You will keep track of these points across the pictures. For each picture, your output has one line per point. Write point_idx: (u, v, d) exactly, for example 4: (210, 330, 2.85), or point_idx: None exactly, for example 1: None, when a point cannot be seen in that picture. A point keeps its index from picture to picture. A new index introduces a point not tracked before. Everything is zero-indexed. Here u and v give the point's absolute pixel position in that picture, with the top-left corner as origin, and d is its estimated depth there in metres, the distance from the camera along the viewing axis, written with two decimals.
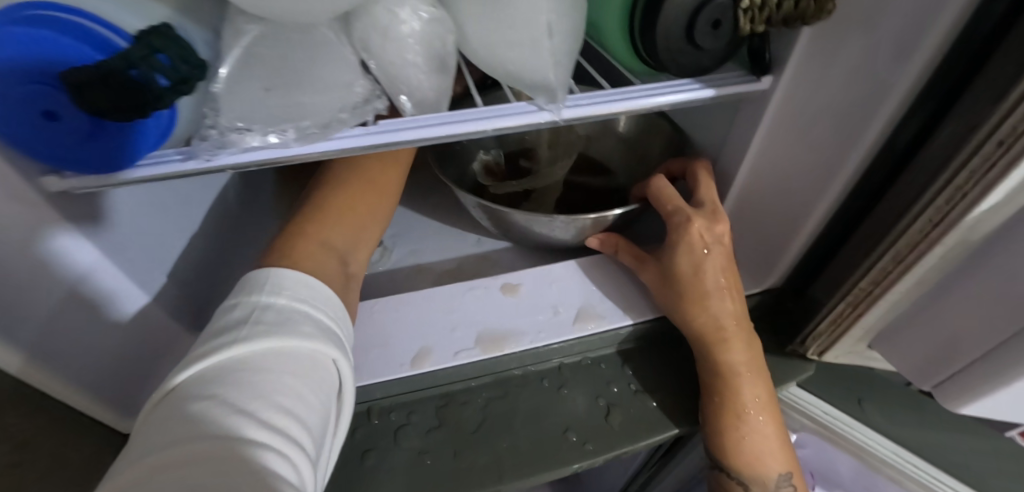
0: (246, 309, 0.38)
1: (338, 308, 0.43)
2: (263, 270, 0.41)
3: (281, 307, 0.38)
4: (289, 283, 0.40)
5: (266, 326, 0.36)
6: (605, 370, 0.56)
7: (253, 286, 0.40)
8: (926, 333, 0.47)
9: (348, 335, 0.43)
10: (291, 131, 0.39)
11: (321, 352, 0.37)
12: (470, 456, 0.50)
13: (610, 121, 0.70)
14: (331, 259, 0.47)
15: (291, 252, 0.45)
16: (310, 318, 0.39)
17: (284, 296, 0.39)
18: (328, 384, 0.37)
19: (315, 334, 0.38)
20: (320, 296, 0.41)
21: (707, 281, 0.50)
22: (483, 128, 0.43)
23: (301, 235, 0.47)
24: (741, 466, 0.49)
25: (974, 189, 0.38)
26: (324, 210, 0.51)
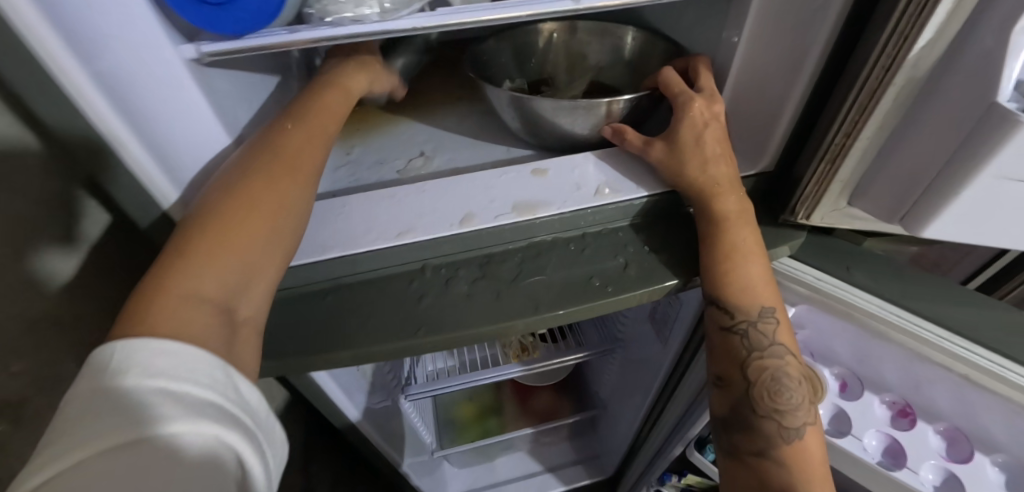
0: (98, 399, 0.39)
1: (216, 367, 0.44)
2: (112, 345, 0.42)
3: (138, 391, 0.40)
4: (145, 357, 0.41)
5: (131, 420, 0.39)
6: (622, 236, 0.66)
7: (107, 367, 0.41)
8: (894, 173, 0.56)
9: (233, 381, 0.45)
10: (375, 9, 0.51)
11: (192, 427, 0.39)
12: (510, 297, 0.61)
13: (619, 50, 0.82)
14: (203, 311, 0.47)
15: (144, 318, 0.44)
16: (171, 395, 0.40)
17: (136, 377, 0.40)
18: (211, 465, 0.39)
19: (181, 417, 0.39)
20: (180, 360, 0.42)
21: (706, 148, 0.61)
22: (522, 12, 0.55)
23: (156, 293, 0.46)
24: (730, 296, 0.58)
25: (913, 31, 0.48)
26: (190, 256, 0.49)
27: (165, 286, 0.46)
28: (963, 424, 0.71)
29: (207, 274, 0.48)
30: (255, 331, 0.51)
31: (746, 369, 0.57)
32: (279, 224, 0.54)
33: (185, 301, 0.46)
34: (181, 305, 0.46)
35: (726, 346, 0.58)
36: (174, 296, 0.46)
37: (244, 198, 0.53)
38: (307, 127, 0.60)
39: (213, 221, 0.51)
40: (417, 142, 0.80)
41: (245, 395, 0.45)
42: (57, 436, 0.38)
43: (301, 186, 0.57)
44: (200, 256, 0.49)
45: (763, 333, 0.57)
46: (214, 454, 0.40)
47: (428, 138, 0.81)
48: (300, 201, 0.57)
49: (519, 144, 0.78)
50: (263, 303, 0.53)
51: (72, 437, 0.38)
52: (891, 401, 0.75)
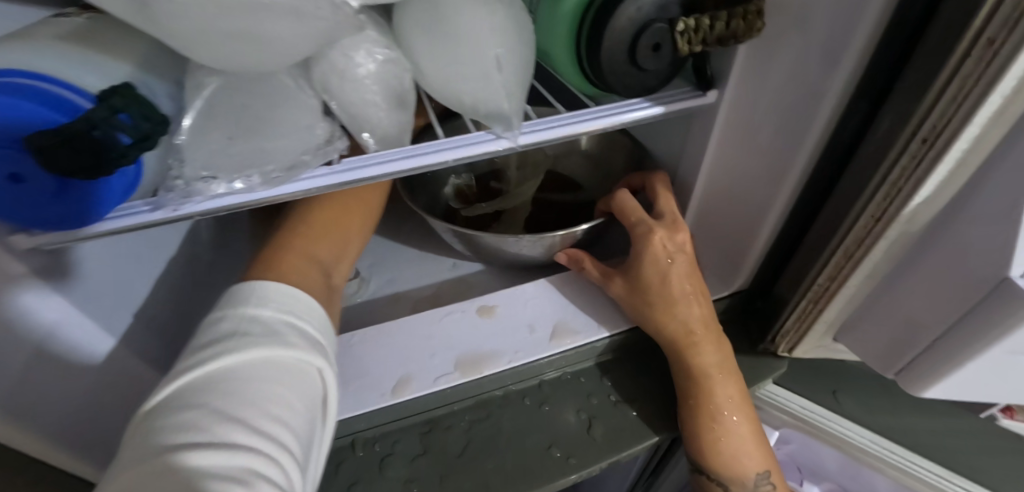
0: (230, 321, 0.38)
1: (323, 319, 0.44)
2: (248, 282, 0.42)
3: (267, 318, 0.39)
4: (273, 294, 0.41)
5: (256, 337, 0.37)
6: (584, 383, 0.57)
7: (240, 298, 0.40)
8: (888, 320, 0.48)
9: (335, 346, 0.44)
10: (256, 177, 0.41)
11: (307, 361, 0.39)
12: (456, 479, 0.51)
13: (574, 139, 0.73)
14: (315, 270, 0.48)
15: (277, 264, 0.46)
16: (295, 328, 0.40)
17: (270, 307, 0.40)
18: (316, 395, 0.38)
19: (301, 344, 0.39)
20: (300, 304, 0.42)
21: (674, 288, 0.53)
22: (444, 159, 0.45)
23: (287, 246, 0.49)
24: (718, 466, 0.50)
25: (908, 184, 0.40)
26: (307, 222, 0.52)
27: (288, 244, 0.49)
28: None
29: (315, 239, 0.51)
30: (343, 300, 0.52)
31: None
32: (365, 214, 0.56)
33: (304, 260, 0.48)
34: (301, 262, 0.48)
35: None
36: (297, 253, 0.48)
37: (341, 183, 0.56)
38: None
39: (321, 199, 0.54)
40: None
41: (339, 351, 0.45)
42: (190, 351, 0.37)
43: (381, 186, 0.59)
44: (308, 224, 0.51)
45: None
46: (317, 388, 0.39)
47: (362, 251, 0.71)
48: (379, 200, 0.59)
49: (466, 258, 0.69)
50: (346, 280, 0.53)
51: (204, 350, 0.36)
52: None
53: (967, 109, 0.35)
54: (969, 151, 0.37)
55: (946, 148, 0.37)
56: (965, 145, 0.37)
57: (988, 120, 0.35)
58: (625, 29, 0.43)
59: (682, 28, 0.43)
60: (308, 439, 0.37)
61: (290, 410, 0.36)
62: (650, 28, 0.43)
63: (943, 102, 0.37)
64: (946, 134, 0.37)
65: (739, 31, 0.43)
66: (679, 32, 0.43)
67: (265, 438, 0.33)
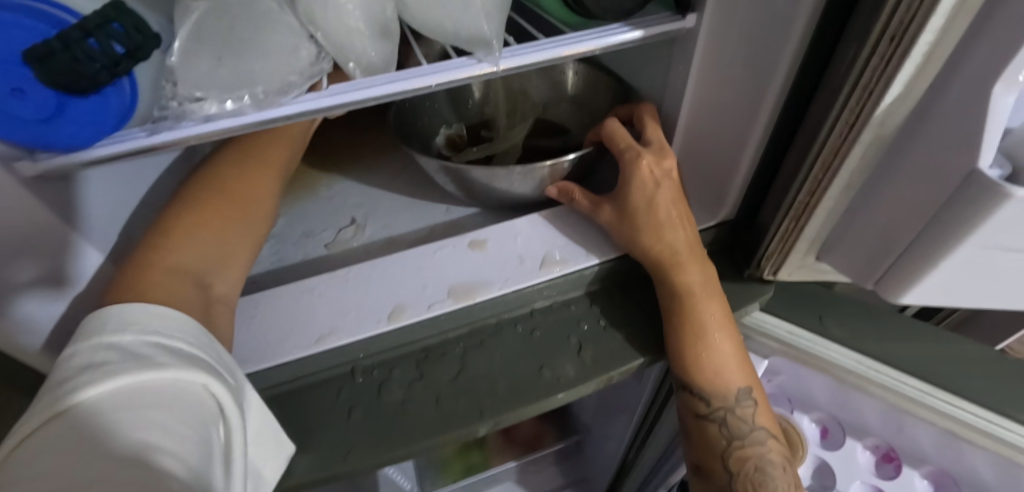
0: (77, 361, 0.34)
1: (201, 334, 0.40)
2: (100, 312, 0.37)
3: (128, 345, 0.35)
4: (134, 317, 0.37)
5: (109, 367, 0.33)
6: (574, 311, 0.59)
7: (93, 330, 0.36)
8: (866, 230, 0.50)
9: (222, 355, 0.41)
10: (246, 98, 0.42)
11: (185, 378, 0.34)
12: (452, 401, 0.53)
13: (561, 85, 0.74)
14: (186, 284, 0.46)
15: (136, 283, 0.43)
16: (163, 349, 0.36)
17: (130, 333, 0.36)
18: (206, 409, 0.34)
19: (172, 362, 0.35)
20: (166, 320, 0.38)
21: (660, 212, 0.53)
22: (429, 83, 0.47)
23: (144, 264, 0.45)
24: (702, 382, 0.51)
25: (879, 86, 0.41)
26: (175, 234, 0.49)
27: (146, 263, 0.45)
28: (950, 467, 0.68)
29: (184, 250, 0.48)
30: (229, 308, 0.50)
31: (726, 460, 0.52)
32: (245, 215, 0.54)
33: (169, 274, 0.45)
34: (166, 277, 0.45)
35: (703, 435, 0.53)
36: (158, 269, 0.45)
37: (212, 189, 0.53)
38: (265, 141, 0.59)
39: (191, 210, 0.51)
40: (346, 208, 0.71)
41: (230, 363, 0.41)
42: (41, 399, 0.32)
43: (266, 182, 0.57)
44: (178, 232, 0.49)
45: (743, 419, 0.52)
46: (207, 402, 0.35)
47: (358, 200, 0.73)
48: (266, 198, 0.56)
49: (459, 203, 0.71)
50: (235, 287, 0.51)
51: (55, 395, 0.32)
52: (875, 446, 0.71)
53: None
54: (935, 44, 0.38)
55: (913, 44, 0.38)
56: (930, 37, 0.38)
57: (951, 10, 0.36)
58: None
59: None
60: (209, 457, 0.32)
61: (171, 435, 0.31)
62: None
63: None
64: (913, 29, 0.38)
65: None
66: None
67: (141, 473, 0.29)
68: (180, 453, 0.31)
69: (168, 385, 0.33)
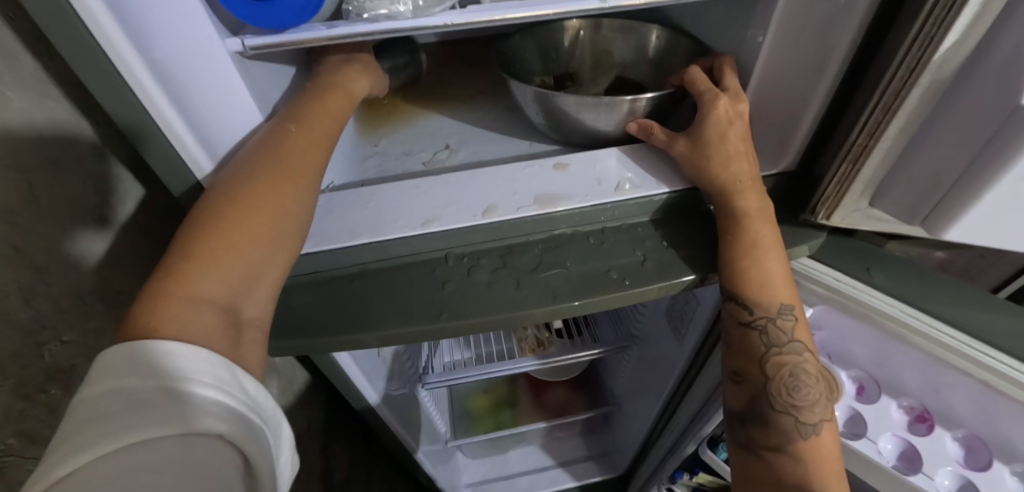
0: (107, 396, 0.41)
1: (219, 366, 0.45)
2: (123, 349, 0.43)
3: (143, 394, 0.41)
4: (154, 362, 0.42)
5: (125, 420, 0.39)
6: (641, 231, 0.67)
7: (114, 370, 0.42)
8: (916, 172, 0.55)
9: (242, 386, 0.46)
10: (409, 6, 0.54)
11: (195, 435, 0.41)
12: (530, 286, 0.62)
13: (643, 47, 0.83)
14: (207, 313, 0.47)
15: (154, 316, 0.45)
16: (177, 399, 0.41)
17: (145, 381, 0.41)
18: (213, 467, 0.41)
19: (184, 419, 0.41)
20: (185, 362, 0.43)
21: (730, 146, 0.61)
22: (546, 12, 0.56)
23: (162, 293, 0.46)
24: (751, 292, 0.58)
25: (938, 32, 0.48)
26: (194, 255, 0.49)
27: (168, 290, 0.46)
28: (983, 431, 0.70)
29: (207, 276, 0.48)
30: (261, 330, 0.52)
31: (764, 365, 0.59)
32: (278, 226, 0.54)
33: (193, 308, 0.47)
34: (183, 310, 0.46)
35: (745, 341, 0.59)
36: (177, 299, 0.46)
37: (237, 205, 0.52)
38: (293, 150, 0.57)
39: (213, 230, 0.50)
40: (441, 136, 0.82)
41: (252, 395, 0.46)
42: (71, 432, 0.39)
43: (295, 190, 0.56)
44: (201, 260, 0.49)
45: (782, 330, 0.58)
46: (217, 457, 0.41)
47: (452, 131, 0.83)
48: (295, 205, 0.56)
49: (540, 139, 0.80)
50: (266, 305, 0.53)
51: (81, 437, 0.39)
52: (910, 406, 0.75)
53: None
54: None
55: None
56: None
57: None
58: None
59: None
60: None
61: None
62: None
63: None
64: None
65: None
66: None
67: None
68: None
69: (177, 444, 0.40)
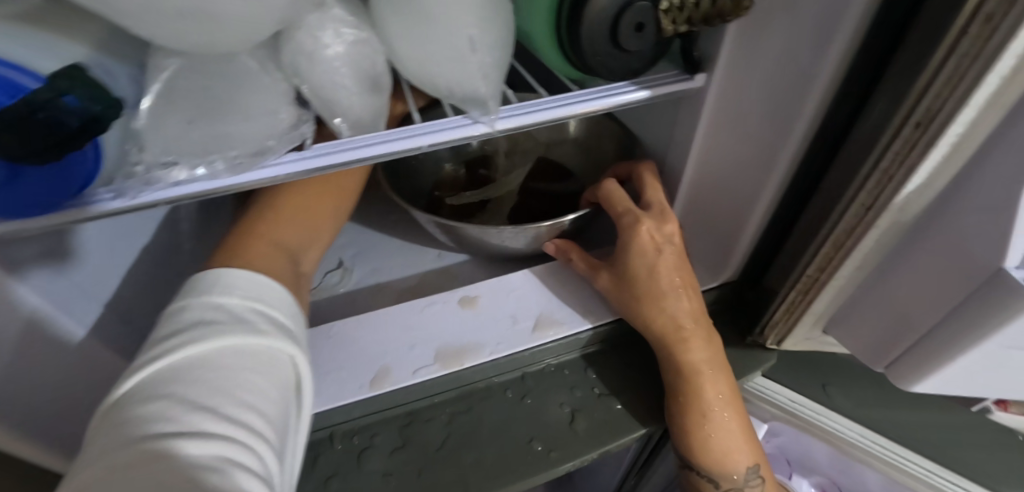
0: (196, 307, 0.36)
1: (293, 301, 0.42)
2: (210, 271, 0.39)
3: (234, 306, 0.37)
4: (240, 282, 0.39)
5: (219, 325, 0.35)
6: (568, 376, 0.56)
7: (204, 286, 0.38)
8: (881, 311, 0.46)
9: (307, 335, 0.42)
10: (219, 163, 0.39)
11: (279, 351, 0.36)
12: (435, 474, 0.50)
13: (565, 126, 0.71)
14: (285, 259, 0.46)
15: (242, 251, 0.44)
16: (265, 316, 0.38)
17: (237, 296, 0.37)
18: (289, 384, 0.36)
19: (272, 333, 0.37)
20: (267, 290, 0.40)
21: (663, 280, 0.50)
22: (419, 145, 0.44)
23: (252, 234, 0.46)
24: (710, 463, 0.49)
25: (899, 172, 0.39)
26: (275, 204, 0.50)
27: (252, 232, 0.46)
28: None
29: (285, 225, 0.49)
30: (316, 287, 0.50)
31: None
32: (347, 189, 0.54)
33: (271, 247, 0.46)
34: (268, 252, 0.45)
35: None
36: (264, 241, 0.46)
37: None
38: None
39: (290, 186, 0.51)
40: (332, 249, 0.68)
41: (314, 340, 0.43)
42: (153, 343, 0.34)
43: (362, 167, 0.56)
44: (283, 209, 0.49)
45: None
46: (292, 377, 0.37)
47: (347, 240, 0.69)
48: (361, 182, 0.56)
49: (452, 249, 0.67)
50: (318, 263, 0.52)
51: (170, 340, 0.34)
52: None
53: (964, 89, 0.33)
54: (964, 137, 0.36)
55: (941, 133, 0.35)
56: (959, 129, 0.35)
57: (983, 103, 0.34)
58: (604, 10, 0.41)
59: (666, 6, 0.42)
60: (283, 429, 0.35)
61: (263, 402, 0.34)
62: (633, 7, 0.42)
63: (937, 85, 0.35)
64: (941, 117, 0.35)
65: (726, 10, 0.41)
66: (662, 11, 0.42)
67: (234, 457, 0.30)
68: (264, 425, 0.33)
69: (263, 352, 0.35)
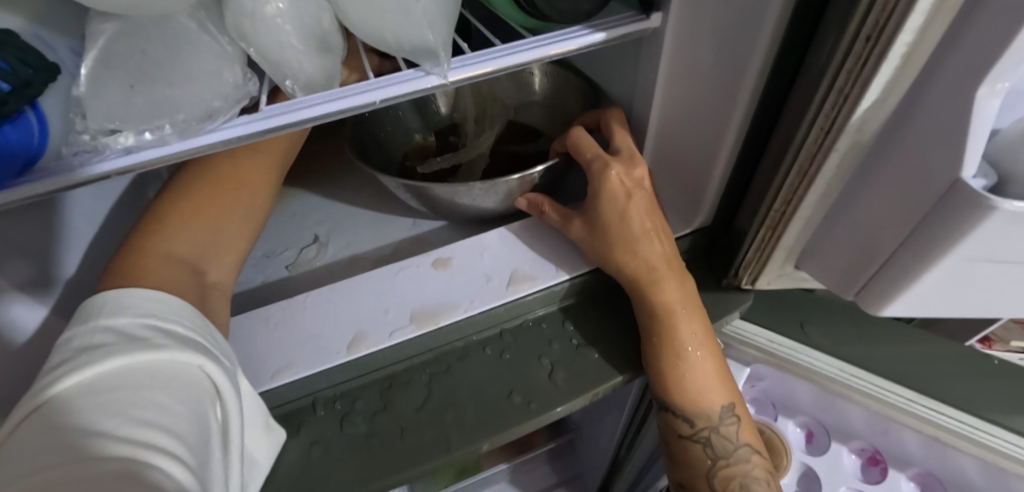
0: (79, 339, 0.34)
1: (196, 316, 0.40)
2: (96, 296, 0.37)
3: (127, 327, 0.35)
4: (134, 301, 0.37)
5: (106, 347, 0.32)
6: (546, 329, 0.56)
7: (92, 314, 0.36)
8: (849, 239, 0.46)
9: (220, 348, 0.40)
10: (167, 127, 0.39)
11: (182, 361, 0.34)
12: (417, 433, 0.50)
13: (533, 85, 0.70)
14: (180, 270, 0.46)
15: (130, 267, 0.43)
16: (161, 331, 0.36)
17: (127, 315, 0.36)
18: (202, 391, 0.34)
19: (170, 345, 0.34)
20: (159, 304, 0.38)
21: (633, 225, 0.50)
22: (373, 99, 0.43)
23: (139, 251, 0.45)
24: (685, 402, 0.49)
25: (854, 90, 0.38)
26: (164, 220, 0.49)
27: (143, 248, 0.46)
28: (938, 469, 0.66)
29: (180, 236, 0.49)
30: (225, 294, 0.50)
31: (710, 482, 0.50)
32: (245, 195, 0.54)
33: (163, 260, 0.45)
34: (160, 264, 0.45)
35: (687, 455, 0.51)
36: (153, 255, 0.45)
37: (211, 177, 0.53)
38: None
39: (180, 199, 0.51)
40: (306, 224, 0.67)
41: (228, 351, 0.41)
42: (36, 379, 0.31)
43: (264, 170, 0.56)
44: (171, 222, 0.49)
45: (727, 438, 0.50)
46: (204, 384, 0.34)
47: (320, 216, 0.69)
48: (264, 185, 0.56)
49: (426, 216, 0.67)
50: (227, 272, 0.51)
51: (53, 372, 0.31)
52: (861, 449, 0.68)
53: None
54: (914, 45, 0.35)
55: (891, 44, 0.35)
56: (909, 38, 0.35)
57: (930, 8, 0.33)
58: None
59: None
60: (204, 441, 0.32)
61: (170, 415, 0.31)
62: None
63: None
64: (890, 27, 0.34)
65: None
66: None
67: (139, 474, 0.27)
68: (176, 435, 0.30)
69: (161, 364, 0.33)
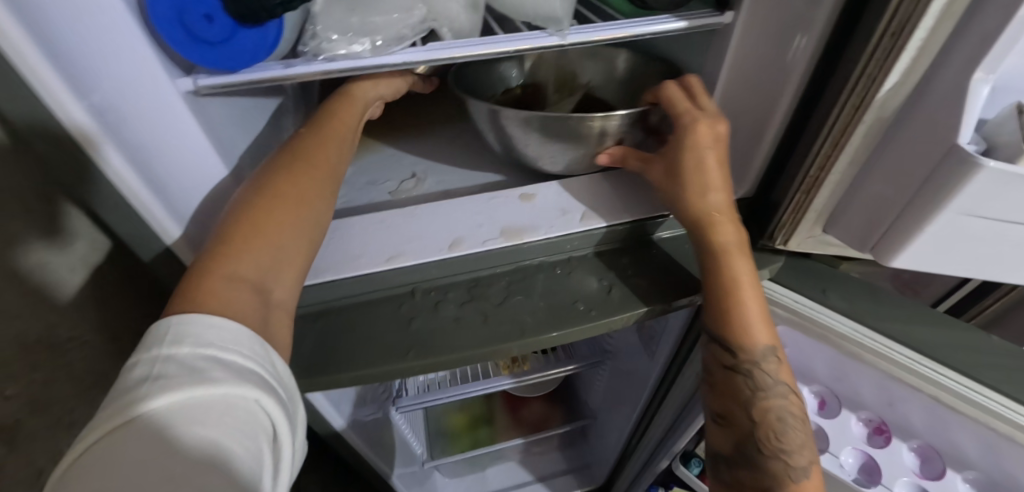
0: (151, 364, 0.42)
1: (255, 341, 0.46)
2: (163, 321, 0.44)
3: (186, 358, 0.42)
4: (195, 329, 0.44)
5: (172, 382, 0.41)
6: (607, 260, 0.69)
7: (157, 338, 0.43)
8: (869, 202, 0.58)
9: (276, 368, 0.47)
10: (366, 45, 0.54)
11: (236, 396, 0.42)
12: (497, 320, 0.62)
13: (611, 70, 0.84)
14: (246, 293, 0.49)
15: (199, 294, 0.47)
16: (218, 362, 0.43)
17: (186, 346, 0.43)
18: (254, 425, 0.42)
19: (224, 381, 0.42)
20: (220, 332, 0.44)
21: (709, 174, 0.61)
22: (507, 48, 0.56)
23: (205, 273, 0.49)
24: (733, 330, 0.61)
25: (880, 73, 0.50)
26: (228, 241, 0.51)
27: (207, 271, 0.49)
28: (937, 443, 0.74)
29: (246, 256, 0.51)
30: (289, 312, 0.53)
31: (750, 410, 0.61)
32: (306, 210, 0.56)
33: (230, 285, 0.49)
34: (226, 289, 0.48)
35: (729, 385, 0.62)
36: (216, 277, 0.49)
37: (272, 193, 0.55)
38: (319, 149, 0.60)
39: (241, 218, 0.53)
40: (408, 163, 0.81)
41: (281, 372, 0.48)
42: (115, 398, 0.41)
43: (319, 184, 0.58)
44: (237, 247, 0.51)
45: (767, 373, 0.61)
46: (256, 416, 0.42)
47: (417, 159, 0.82)
48: (319, 198, 0.58)
49: (507, 168, 0.80)
50: (292, 287, 0.54)
51: (130, 397, 0.40)
52: (868, 419, 0.78)
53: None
54: (927, 40, 0.47)
55: (909, 39, 0.47)
56: (922, 34, 0.47)
57: (939, 12, 0.46)
58: None
59: None
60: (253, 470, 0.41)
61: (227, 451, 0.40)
62: None
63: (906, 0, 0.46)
64: (909, 25, 0.47)
65: None
66: None
67: None
68: (229, 470, 0.39)
69: (219, 400, 0.41)
